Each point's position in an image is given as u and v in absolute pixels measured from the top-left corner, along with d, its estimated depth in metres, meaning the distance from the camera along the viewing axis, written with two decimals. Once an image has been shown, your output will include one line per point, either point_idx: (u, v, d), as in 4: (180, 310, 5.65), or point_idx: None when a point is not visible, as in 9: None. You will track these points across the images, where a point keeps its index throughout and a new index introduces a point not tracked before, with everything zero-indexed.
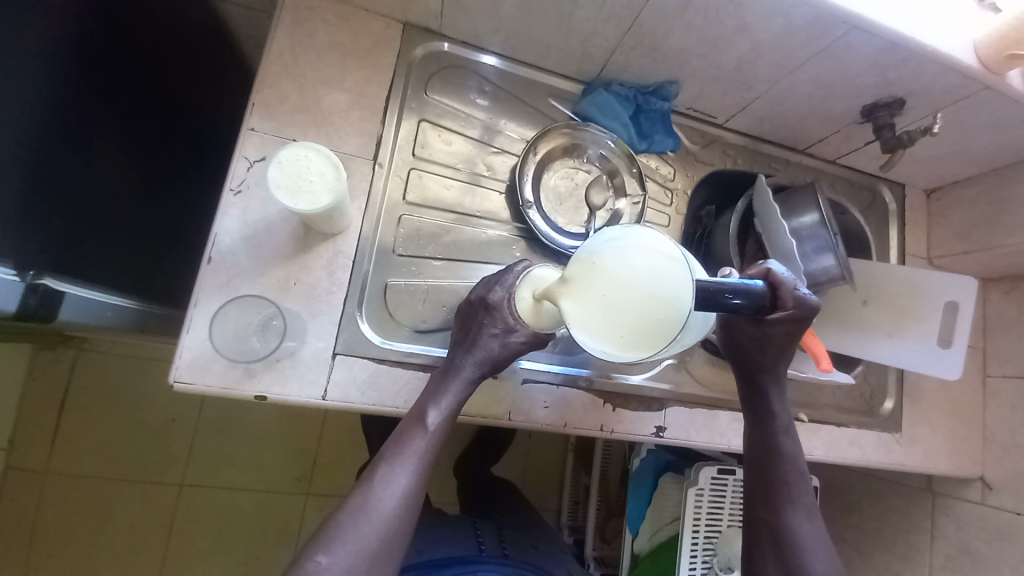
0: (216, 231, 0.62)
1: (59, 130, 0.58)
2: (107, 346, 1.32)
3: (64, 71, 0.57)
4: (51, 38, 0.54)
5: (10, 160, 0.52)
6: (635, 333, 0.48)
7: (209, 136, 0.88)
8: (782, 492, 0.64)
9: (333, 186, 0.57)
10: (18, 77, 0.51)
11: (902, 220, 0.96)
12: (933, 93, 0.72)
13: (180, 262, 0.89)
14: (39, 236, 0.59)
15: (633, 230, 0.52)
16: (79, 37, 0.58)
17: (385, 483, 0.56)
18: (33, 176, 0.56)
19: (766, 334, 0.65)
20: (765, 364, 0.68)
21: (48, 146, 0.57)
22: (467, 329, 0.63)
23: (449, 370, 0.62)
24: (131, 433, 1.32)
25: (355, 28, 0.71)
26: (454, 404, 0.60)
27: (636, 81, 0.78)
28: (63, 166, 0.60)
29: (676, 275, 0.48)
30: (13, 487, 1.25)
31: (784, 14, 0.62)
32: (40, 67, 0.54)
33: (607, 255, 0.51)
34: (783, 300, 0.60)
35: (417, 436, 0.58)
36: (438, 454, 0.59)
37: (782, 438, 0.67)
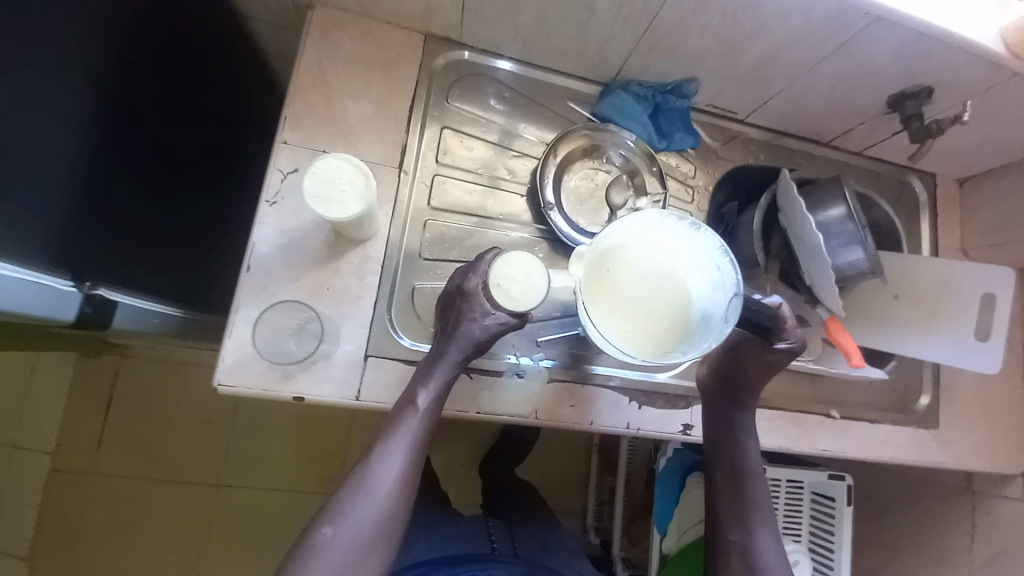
0: (254, 239, 0.66)
1: (107, 151, 0.61)
2: (146, 352, 1.38)
3: (110, 96, 0.60)
4: (101, 66, 0.58)
5: (62, 180, 0.56)
6: (642, 327, 0.61)
7: (240, 148, 0.91)
8: (750, 515, 0.69)
9: (363, 194, 0.58)
10: (70, 103, 0.55)
11: (933, 212, 0.94)
12: (961, 82, 0.70)
13: (220, 270, 0.94)
14: (89, 249, 0.62)
15: (643, 242, 0.64)
16: (124, 61, 0.61)
17: (382, 460, 0.61)
18: (81, 197, 0.59)
19: (769, 361, 0.70)
20: (748, 387, 0.71)
21: (99, 165, 0.61)
22: (449, 315, 0.65)
23: (434, 356, 0.64)
24: (170, 435, 1.38)
25: (379, 41, 0.74)
26: (442, 387, 0.63)
27: (655, 80, 0.79)
28: (111, 184, 0.63)
29: (675, 284, 0.62)
30: (59, 489, 1.32)
31: (803, 11, 0.62)
32: (91, 93, 0.58)
33: (624, 260, 0.63)
34: (787, 332, 0.69)
35: (407, 417, 0.61)
36: (429, 432, 0.63)
37: (748, 458, 0.72)
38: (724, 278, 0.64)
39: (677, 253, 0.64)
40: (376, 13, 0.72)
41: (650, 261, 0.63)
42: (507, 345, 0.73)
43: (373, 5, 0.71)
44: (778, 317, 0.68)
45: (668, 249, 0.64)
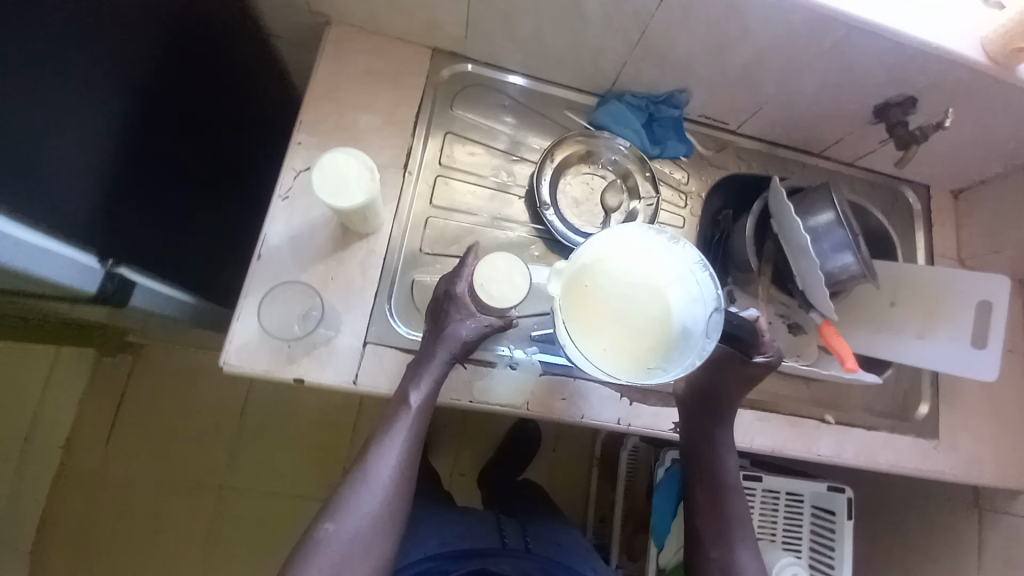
0: (266, 232, 0.70)
1: (139, 147, 0.67)
2: (159, 352, 1.43)
3: (147, 97, 0.66)
4: (141, 70, 0.65)
5: (100, 169, 0.62)
6: (619, 345, 0.65)
7: (256, 153, 0.97)
8: (731, 533, 0.70)
9: (368, 188, 0.62)
10: (114, 101, 0.61)
11: (927, 222, 0.95)
12: (944, 88, 0.73)
13: (233, 266, 0.99)
14: (112, 235, 0.67)
15: (620, 260, 0.69)
16: (159, 67, 0.67)
17: (378, 452, 0.63)
18: (114, 188, 0.64)
19: (748, 375, 0.73)
20: (727, 401, 0.74)
21: (132, 160, 0.66)
22: (436, 318, 0.68)
23: (423, 359, 0.66)
24: (177, 435, 1.41)
25: (389, 53, 0.80)
26: (432, 386, 0.65)
27: (648, 91, 0.83)
28: (140, 178, 0.69)
29: (650, 303, 0.67)
30: (70, 485, 1.36)
31: (783, 20, 0.66)
32: (132, 93, 0.64)
33: (600, 279, 0.67)
34: (765, 346, 0.71)
35: (398, 416, 0.64)
36: (420, 430, 0.65)
37: (726, 474, 0.73)
38: (705, 293, 0.68)
39: (652, 272, 0.69)
40: (387, 29, 0.79)
41: (626, 280, 0.68)
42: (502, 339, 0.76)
43: (383, 22, 0.77)
44: (754, 330, 0.71)
45: (644, 268, 0.69)
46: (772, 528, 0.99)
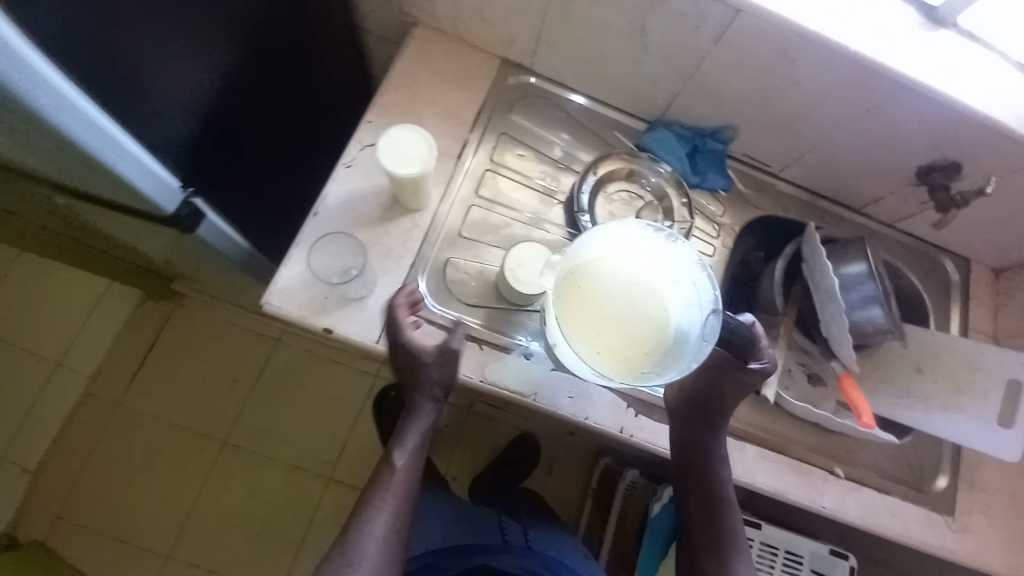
0: (325, 193, 0.77)
1: (235, 91, 0.75)
2: (196, 305, 1.52)
3: (253, 52, 0.75)
4: (256, 32, 0.73)
5: (204, 101, 0.70)
6: (616, 345, 0.66)
7: (321, 126, 1.05)
8: (730, 544, 0.76)
9: (424, 162, 0.67)
10: (229, 49, 0.70)
11: (964, 295, 0.94)
12: (990, 159, 0.75)
13: (284, 225, 1.08)
14: (200, 163, 0.74)
15: (616, 263, 0.71)
16: (269, 34, 0.77)
17: (366, 524, 0.71)
18: (208, 119, 0.72)
19: (743, 381, 0.76)
20: (724, 413, 0.77)
21: (227, 102, 0.74)
22: (402, 366, 0.73)
23: (412, 409, 0.78)
24: (195, 384, 1.47)
25: (463, 57, 0.87)
26: (419, 438, 0.77)
27: (696, 124, 0.87)
28: (230, 118, 0.76)
29: (646, 305, 0.69)
30: (85, 412, 1.42)
31: (833, 72, 0.70)
32: (242, 45, 0.72)
33: (596, 279, 0.69)
34: (762, 351, 0.76)
35: (387, 474, 0.75)
36: (411, 476, 0.76)
37: (722, 487, 0.77)
38: (700, 300, 0.72)
39: (653, 274, 0.72)
40: (465, 36, 0.87)
41: (627, 279, 0.70)
42: (521, 329, 0.79)
43: (463, 28, 0.85)
44: (752, 334, 0.74)
45: (644, 272, 0.71)
46: None
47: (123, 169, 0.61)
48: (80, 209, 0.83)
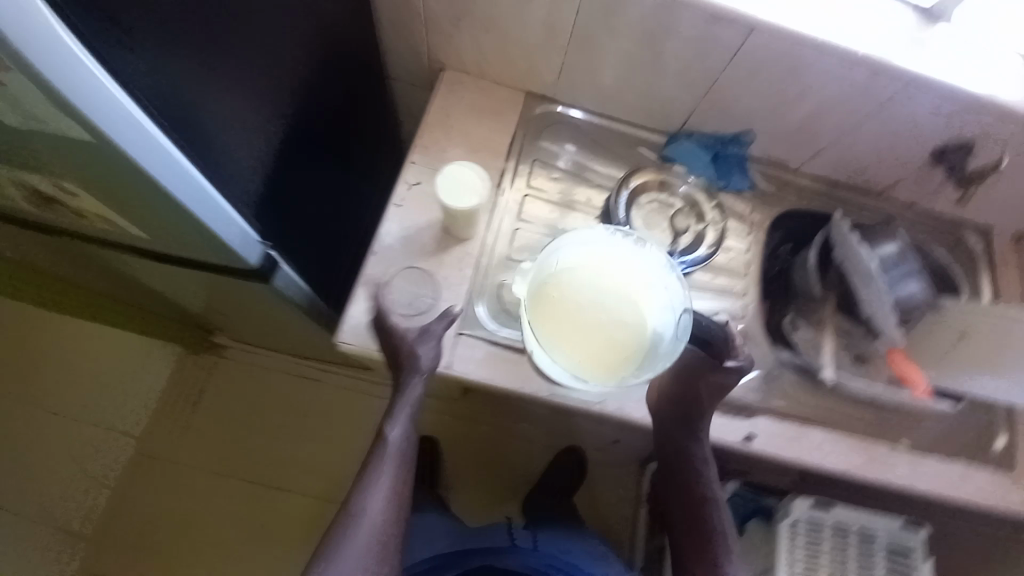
0: (381, 233, 0.82)
1: (303, 148, 0.79)
2: (239, 356, 1.55)
3: (316, 111, 0.80)
4: (319, 94, 0.79)
5: (279, 156, 0.72)
6: (590, 349, 0.71)
7: (365, 174, 1.11)
8: (718, 544, 0.77)
9: (480, 192, 0.72)
10: (298, 110, 0.74)
11: (991, 263, 0.97)
12: (1000, 134, 0.80)
13: (344, 279, 1.11)
14: (277, 217, 0.75)
15: (591, 272, 0.76)
16: (329, 95, 0.82)
17: (362, 499, 0.71)
18: (283, 174, 0.74)
19: (716, 379, 0.77)
20: (703, 412, 0.78)
21: (297, 158, 0.78)
22: (393, 346, 0.74)
23: (402, 388, 0.75)
24: (244, 433, 1.49)
25: (491, 94, 0.94)
26: (409, 413, 0.76)
27: (714, 132, 0.92)
28: (299, 174, 0.79)
29: (620, 310, 0.73)
30: (141, 472, 1.44)
31: (847, 72, 0.76)
32: (309, 105, 0.77)
33: (571, 289, 0.74)
34: (734, 349, 0.76)
35: (378, 452, 0.74)
36: (404, 460, 0.75)
37: (709, 488, 0.80)
38: (675, 305, 0.75)
39: (626, 282, 0.76)
40: (491, 75, 0.93)
41: (603, 287, 0.75)
42: None
43: (490, 69, 0.92)
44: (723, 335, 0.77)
45: (619, 280, 0.76)
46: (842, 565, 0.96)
47: (203, 218, 0.58)
48: (153, 276, 0.88)
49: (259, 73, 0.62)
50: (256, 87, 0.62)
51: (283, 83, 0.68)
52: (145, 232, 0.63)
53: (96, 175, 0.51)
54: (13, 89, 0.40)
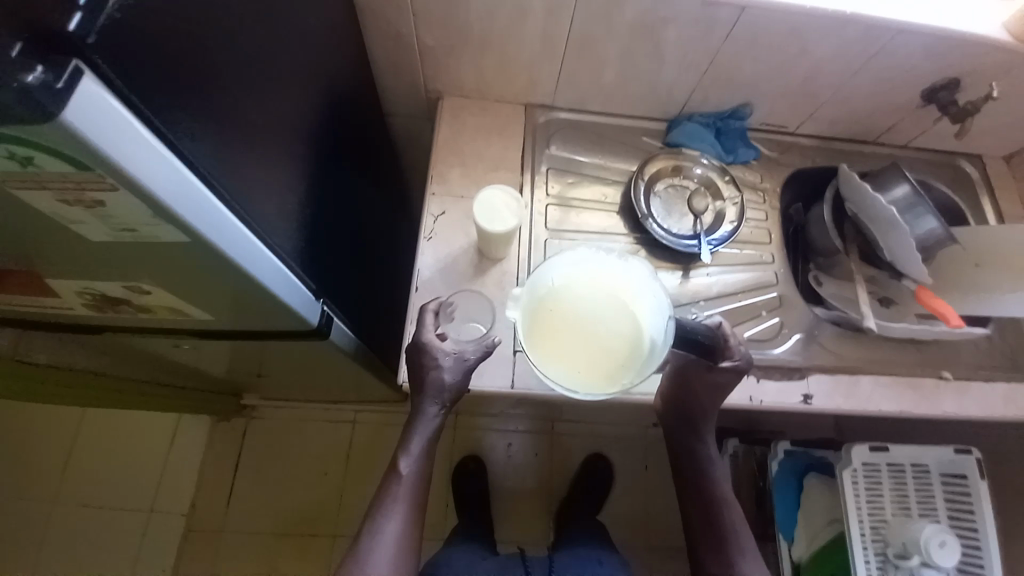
0: (418, 267, 0.83)
1: (337, 197, 0.79)
2: (271, 413, 1.52)
3: (341, 160, 0.80)
4: (341, 142, 0.79)
5: (322, 210, 0.72)
6: (579, 360, 0.67)
7: (385, 211, 1.12)
8: (727, 541, 0.78)
9: (516, 211, 0.73)
10: (328, 162, 0.74)
11: (990, 187, 1.03)
12: (984, 67, 0.84)
13: (385, 317, 1.11)
14: (329, 271, 0.74)
15: (573, 283, 0.71)
16: (348, 141, 0.83)
17: (377, 531, 0.73)
18: (327, 228, 0.73)
19: (712, 380, 0.75)
20: (704, 411, 0.78)
21: (334, 209, 0.77)
22: (415, 374, 0.73)
23: (417, 416, 0.75)
24: (289, 489, 1.45)
25: (493, 113, 0.95)
26: (424, 444, 0.75)
27: (714, 110, 0.96)
28: (339, 224, 0.79)
29: (607, 318, 0.68)
30: (191, 550, 1.38)
31: (838, 32, 0.80)
32: (335, 155, 0.77)
33: (557, 301, 0.69)
34: (730, 350, 0.72)
35: (394, 483, 0.75)
36: (417, 489, 0.76)
37: (719, 486, 0.81)
38: (660, 308, 0.71)
39: (611, 290, 0.71)
40: (490, 94, 0.95)
41: (588, 298, 0.70)
42: None
43: (489, 88, 0.94)
44: (717, 338, 0.72)
45: (602, 288, 0.71)
46: (903, 502, 0.98)
47: (276, 289, 0.53)
48: (188, 355, 0.84)
49: (298, 135, 0.62)
50: (297, 148, 0.62)
51: (315, 138, 0.68)
52: (207, 316, 0.57)
53: (164, 272, 0.45)
54: (104, 208, 0.34)
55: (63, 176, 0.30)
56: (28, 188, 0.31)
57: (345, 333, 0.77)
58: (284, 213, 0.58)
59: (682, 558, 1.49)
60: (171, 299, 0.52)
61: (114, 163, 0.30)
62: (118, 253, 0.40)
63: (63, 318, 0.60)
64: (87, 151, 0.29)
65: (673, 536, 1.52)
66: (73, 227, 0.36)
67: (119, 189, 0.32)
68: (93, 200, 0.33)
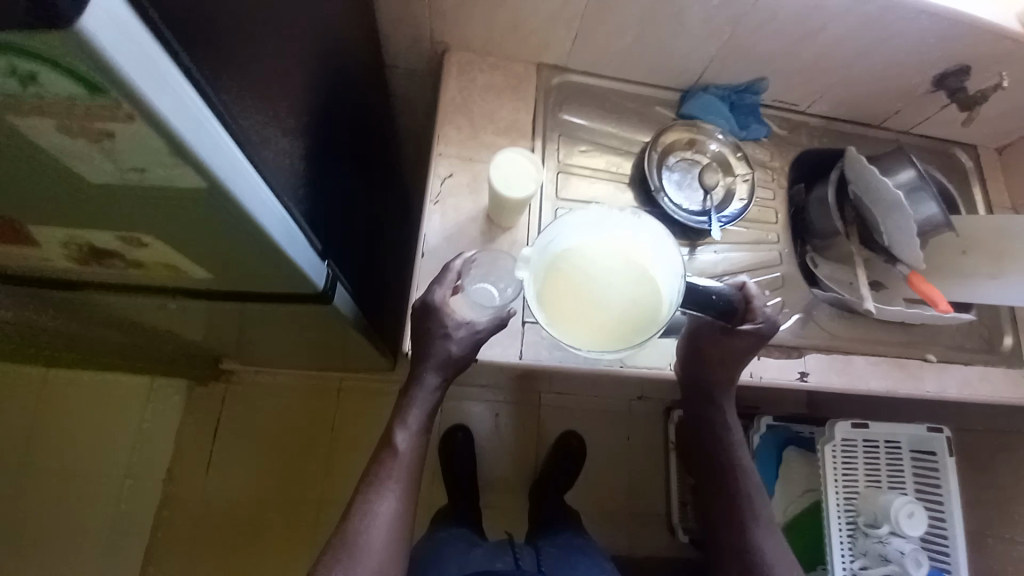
0: (424, 233, 0.79)
1: (340, 154, 0.74)
2: (251, 379, 1.46)
3: (345, 113, 0.74)
4: (346, 94, 0.74)
5: (327, 168, 0.67)
6: (587, 320, 0.65)
7: (384, 171, 1.07)
8: (742, 506, 0.78)
9: (535, 176, 0.71)
10: (333, 114, 0.69)
11: (981, 177, 1.05)
12: (995, 55, 0.84)
13: (378, 284, 1.07)
14: (334, 234, 0.70)
15: (584, 244, 0.68)
16: (352, 93, 0.77)
17: (368, 512, 0.65)
18: (331, 188, 0.69)
19: (727, 345, 0.76)
20: (720, 376, 0.79)
21: (338, 167, 0.72)
22: (421, 338, 0.68)
23: (414, 387, 0.70)
24: (273, 457, 1.42)
25: (502, 72, 0.90)
26: (421, 419, 0.69)
27: (729, 83, 0.94)
28: (342, 184, 0.74)
29: (619, 279, 0.66)
30: (172, 515, 1.35)
31: (860, 9, 0.78)
32: (340, 108, 0.72)
33: (568, 261, 0.66)
34: (752, 311, 0.72)
35: (389, 460, 0.68)
36: (411, 470, 0.69)
37: (735, 453, 0.82)
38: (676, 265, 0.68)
39: (624, 250, 0.69)
40: (500, 51, 0.89)
41: (599, 259, 0.67)
42: None
43: (499, 46, 0.88)
44: (742, 298, 0.72)
45: (615, 249, 0.69)
46: (876, 474, 1.04)
47: (287, 246, 0.49)
48: (174, 320, 0.79)
49: (305, 82, 0.57)
50: (304, 98, 0.57)
51: (320, 87, 0.63)
52: (207, 275, 0.52)
53: (167, 224, 0.40)
54: (114, 145, 0.29)
55: (68, 99, 0.26)
56: (24, 114, 0.27)
57: (346, 299, 0.74)
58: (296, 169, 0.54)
59: (658, 524, 1.57)
60: (170, 255, 0.47)
61: (132, 87, 0.26)
62: (120, 198, 0.36)
63: (42, 275, 0.55)
64: (103, 73, 0.24)
65: (652, 504, 1.58)
66: (73, 166, 0.31)
67: (135, 121, 0.27)
68: (101, 133, 0.28)
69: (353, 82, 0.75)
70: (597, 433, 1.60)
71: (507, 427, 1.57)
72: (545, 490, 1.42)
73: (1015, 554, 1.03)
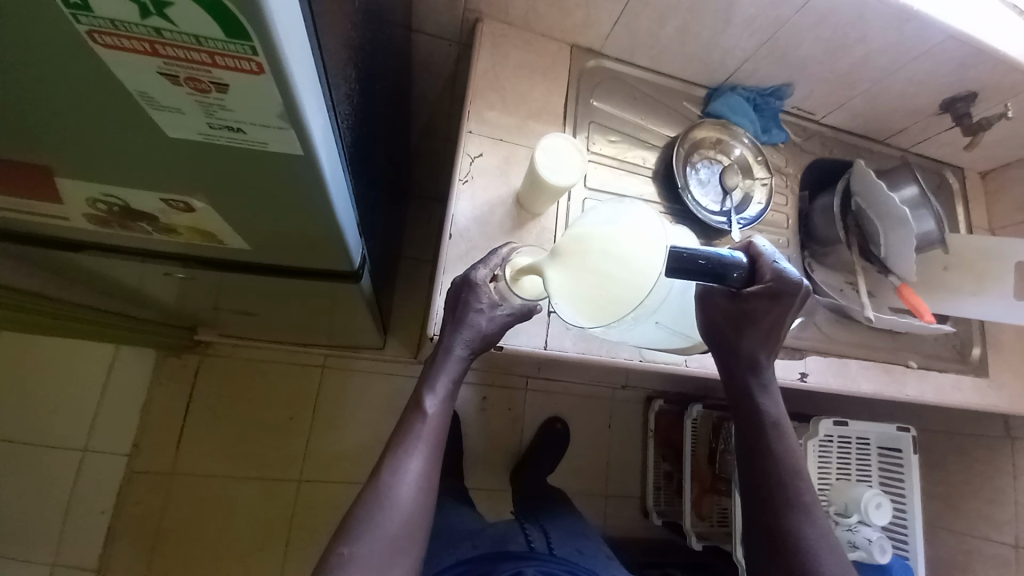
0: (454, 212, 0.76)
1: (378, 122, 0.69)
2: (229, 350, 1.38)
3: (383, 76, 0.69)
4: (386, 56, 0.69)
5: (370, 138, 0.64)
6: (588, 304, 0.57)
7: (397, 141, 1.01)
8: (770, 495, 0.64)
9: (578, 165, 0.70)
10: (378, 77, 0.65)
11: (965, 198, 1.12)
12: (1003, 86, 0.89)
13: (381, 260, 1.03)
14: (369, 207, 0.67)
15: (584, 232, 0.60)
16: (389, 53, 0.71)
17: (397, 471, 0.61)
18: (370, 159, 0.65)
19: (744, 312, 0.64)
20: (743, 347, 0.66)
21: (376, 135, 0.68)
22: (456, 310, 0.66)
23: (439, 356, 0.66)
24: (252, 433, 1.35)
25: (538, 50, 0.87)
26: (449, 386, 0.66)
27: (757, 85, 0.96)
28: (376, 155, 0.71)
29: (617, 262, 0.56)
30: (137, 490, 1.26)
31: (897, 26, 0.80)
32: (381, 71, 0.67)
33: (567, 247, 0.60)
34: (762, 272, 0.62)
35: (417, 422, 0.64)
36: (441, 434, 0.65)
37: (777, 440, 0.67)
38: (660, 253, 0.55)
39: (624, 235, 0.58)
40: (537, 27, 0.86)
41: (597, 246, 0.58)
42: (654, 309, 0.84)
43: (537, 20, 0.84)
44: (748, 257, 0.64)
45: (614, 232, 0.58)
46: (847, 467, 1.12)
47: (345, 229, 0.47)
48: (171, 287, 0.71)
49: (365, 41, 0.53)
50: (362, 61, 0.52)
51: (373, 46, 0.58)
52: (244, 246, 0.49)
53: (228, 193, 0.37)
54: (221, 97, 0.28)
55: (195, 40, 0.24)
56: (131, 49, 0.24)
57: (369, 279, 0.71)
58: (353, 140, 0.51)
59: (633, 508, 1.62)
60: (213, 223, 0.43)
61: (273, 36, 0.24)
62: (190, 155, 0.33)
63: (44, 233, 0.49)
64: (253, 19, 0.23)
65: (629, 488, 1.64)
66: (157, 113, 0.29)
67: (262, 75, 0.26)
68: (214, 81, 0.27)
69: (391, 43, 0.70)
70: (581, 418, 1.63)
71: (494, 410, 1.57)
72: (531, 472, 1.44)
73: (962, 543, 1.14)
